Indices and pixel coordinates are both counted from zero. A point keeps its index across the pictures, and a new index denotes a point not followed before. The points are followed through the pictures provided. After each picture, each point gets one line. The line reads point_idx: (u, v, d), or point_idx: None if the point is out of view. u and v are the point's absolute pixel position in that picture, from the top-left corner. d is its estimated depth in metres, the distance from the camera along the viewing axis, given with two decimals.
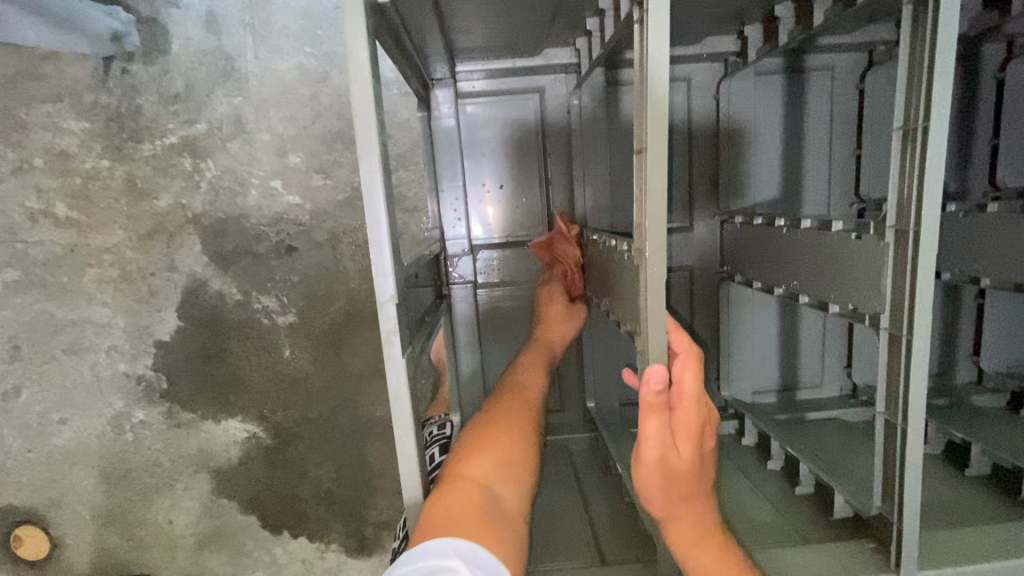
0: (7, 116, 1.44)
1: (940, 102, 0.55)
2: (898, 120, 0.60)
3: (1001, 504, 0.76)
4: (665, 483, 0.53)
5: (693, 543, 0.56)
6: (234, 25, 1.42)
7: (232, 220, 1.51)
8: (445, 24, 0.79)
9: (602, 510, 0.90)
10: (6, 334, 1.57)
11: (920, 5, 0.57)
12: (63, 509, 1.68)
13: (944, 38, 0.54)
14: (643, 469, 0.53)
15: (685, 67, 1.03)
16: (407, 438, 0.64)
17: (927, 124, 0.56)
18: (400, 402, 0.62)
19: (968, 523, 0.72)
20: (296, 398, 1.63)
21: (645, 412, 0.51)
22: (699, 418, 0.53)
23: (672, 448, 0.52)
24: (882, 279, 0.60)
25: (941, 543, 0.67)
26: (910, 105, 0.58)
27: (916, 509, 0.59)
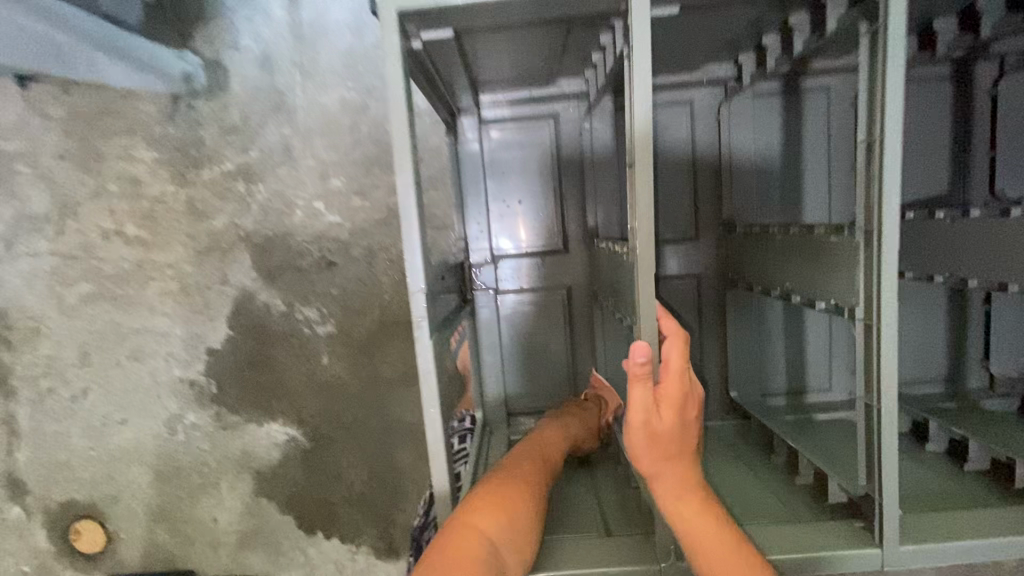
0: (90, 148, 1.64)
1: (891, 117, 0.60)
2: (862, 133, 0.65)
3: (994, 493, 0.77)
4: (649, 443, 0.62)
5: (677, 497, 0.63)
6: (285, 64, 1.59)
7: (279, 238, 1.66)
8: (469, 63, 0.91)
9: (610, 495, 0.94)
10: (78, 341, 1.74)
11: (874, 34, 0.63)
12: (119, 505, 1.83)
13: (892, 62, 0.60)
14: (630, 430, 0.62)
15: (685, 92, 1.11)
16: (433, 412, 0.73)
17: (881, 137, 0.61)
18: (428, 379, 0.72)
19: (960, 507, 0.74)
20: (332, 403, 1.74)
21: (631, 382, 0.60)
22: (681, 390, 0.62)
23: (655, 416, 0.61)
24: (855, 275, 0.66)
25: (930, 523, 0.70)
26: (870, 120, 0.63)
27: (895, 484, 0.65)
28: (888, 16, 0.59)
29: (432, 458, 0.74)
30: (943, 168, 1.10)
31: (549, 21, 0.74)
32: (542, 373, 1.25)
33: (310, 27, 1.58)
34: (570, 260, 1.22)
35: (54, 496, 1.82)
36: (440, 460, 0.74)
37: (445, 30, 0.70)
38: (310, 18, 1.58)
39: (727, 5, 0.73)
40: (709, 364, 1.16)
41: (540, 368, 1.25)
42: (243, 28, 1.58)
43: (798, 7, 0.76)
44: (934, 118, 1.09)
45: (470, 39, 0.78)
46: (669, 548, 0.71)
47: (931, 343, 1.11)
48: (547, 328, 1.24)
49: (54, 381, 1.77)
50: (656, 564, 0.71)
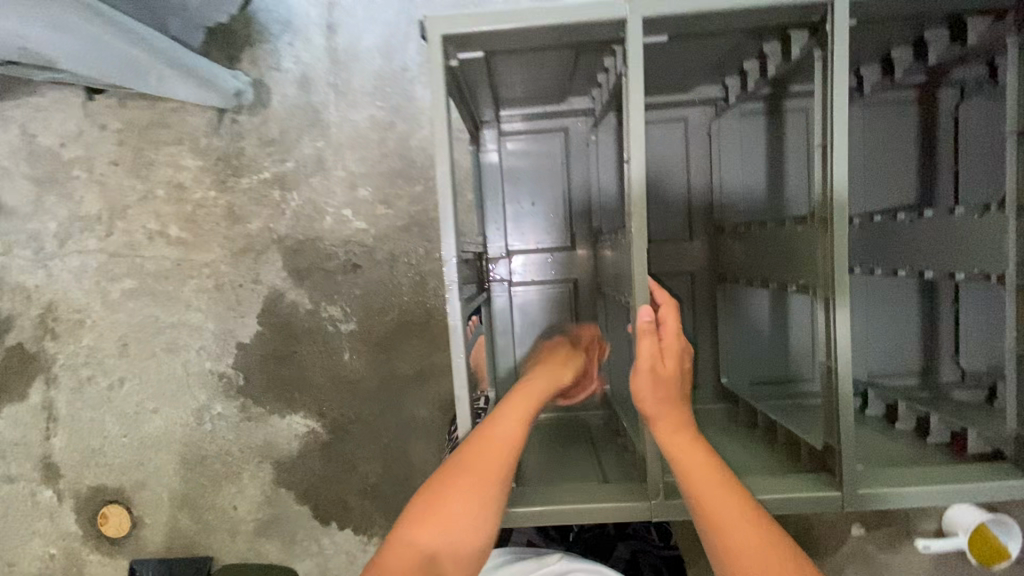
0: (141, 156, 1.79)
1: (839, 128, 0.73)
2: (818, 138, 0.77)
3: (946, 455, 0.89)
4: (654, 385, 0.76)
5: (675, 434, 0.76)
6: (322, 85, 1.76)
7: (309, 241, 1.80)
8: (494, 82, 1.05)
9: (609, 454, 1.05)
10: (118, 333, 1.86)
11: (825, 60, 0.75)
12: (145, 491, 1.91)
13: (839, 85, 0.72)
14: (638, 376, 0.76)
15: (681, 110, 1.25)
16: (461, 360, 0.87)
17: (832, 144, 0.74)
18: (456, 332, 0.86)
19: (915, 465, 0.86)
20: (350, 397, 1.85)
21: (640, 333, 0.75)
22: (678, 343, 0.78)
23: (660, 361, 0.76)
24: (816, 258, 0.79)
25: (887, 474, 0.83)
26: (824, 127, 0.75)
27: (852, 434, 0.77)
28: (836, 45, 0.72)
29: (457, 399, 0.88)
30: (913, 181, 1.23)
31: (561, 46, 0.88)
32: None
33: (345, 51, 1.74)
34: (576, 258, 1.35)
35: (84, 480, 1.90)
36: (463, 404, 0.88)
37: (478, 50, 0.83)
38: (345, 44, 1.74)
39: (710, 34, 0.87)
40: (703, 355, 1.28)
41: None
42: (285, 52, 1.74)
43: (770, 36, 0.89)
44: (901, 137, 1.22)
45: (495, 60, 0.92)
46: (660, 488, 0.81)
47: (906, 339, 1.23)
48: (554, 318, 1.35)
49: (93, 371, 1.87)
50: (647, 501, 0.82)
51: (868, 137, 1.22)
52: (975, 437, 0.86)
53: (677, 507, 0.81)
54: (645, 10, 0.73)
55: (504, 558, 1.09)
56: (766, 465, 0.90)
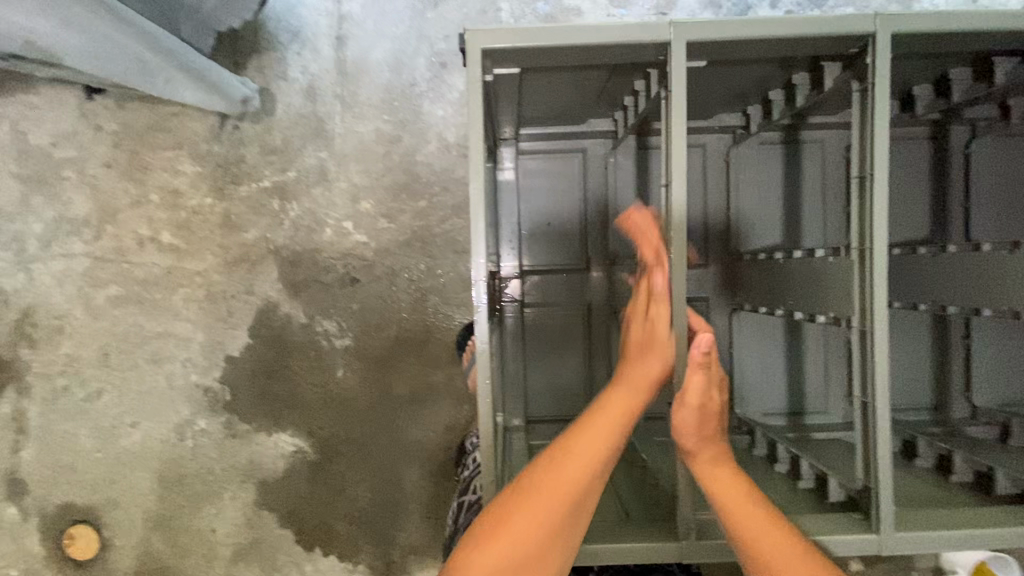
0: (136, 158, 1.70)
1: (879, 159, 0.72)
2: (855, 170, 0.76)
3: (976, 495, 0.87)
4: (698, 422, 0.76)
5: (715, 467, 0.77)
6: (329, 95, 1.69)
7: (307, 253, 1.72)
8: (520, 97, 1.01)
9: (626, 486, 1.01)
10: (99, 342, 1.74)
11: (864, 92, 0.76)
12: (117, 510, 1.78)
13: (881, 116, 0.72)
14: (684, 409, 0.76)
15: (699, 136, 1.24)
16: (484, 383, 0.84)
17: (872, 174, 0.73)
18: (482, 353, 0.84)
19: (949, 505, 0.83)
20: (344, 417, 1.77)
21: (692, 366, 0.74)
22: (721, 374, 0.79)
23: (708, 399, 0.76)
24: (851, 288, 0.78)
25: (923, 515, 0.80)
26: (863, 158, 0.75)
27: (889, 475, 0.74)
28: (876, 77, 0.72)
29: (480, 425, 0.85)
30: (926, 215, 1.24)
31: (595, 66, 0.87)
32: (562, 383, 1.33)
33: (354, 63, 1.68)
34: (591, 279, 1.33)
35: (52, 498, 1.77)
36: (486, 429, 0.84)
37: (514, 67, 0.83)
38: (354, 56, 1.68)
39: (745, 62, 0.87)
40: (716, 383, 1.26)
41: (557, 376, 1.33)
42: (292, 61, 1.68)
43: (800, 67, 0.90)
44: (912, 171, 1.23)
45: (527, 77, 0.90)
46: (690, 527, 0.78)
47: (917, 374, 1.23)
48: (566, 340, 1.34)
49: (70, 381, 1.75)
50: (677, 540, 0.78)
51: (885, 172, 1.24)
52: (1003, 477, 0.84)
53: (709, 547, 0.78)
54: (689, 34, 0.73)
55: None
56: (795, 502, 0.88)
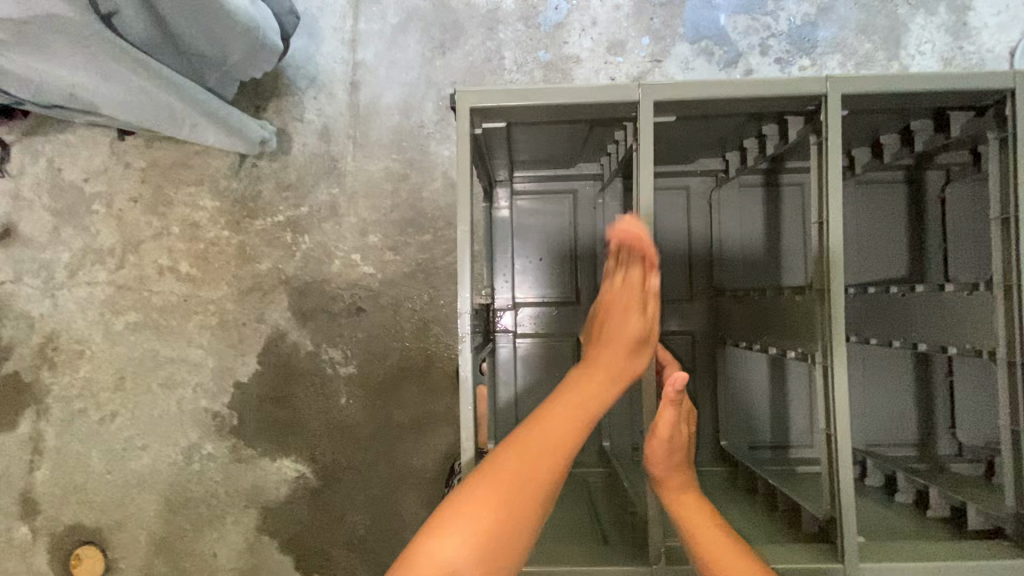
0: (160, 194, 1.82)
1: (833, 208, 0.80)
2: (815, 216, 0.84)
3: (948, 529, 0.89)
4: (667, 453, 0.80)
5: (681, 495, 0.81)
6: (342, 136, 1.80)
7: (316, 283, 1.80)
8: (512, 145, 1.10)
9: (608, 516, 1.05)
10: (116, 366, 1.82)
11: (820, 146, 0.83)
12: (123, 532, 1.82)
13: (834, 170, 0.80)
14: (654, 441, 0.80)
15: (683, 179, 1.31)
16: (466, 411, 0.89)
17: (824, 222, 0.81)
18: (466, 382, 0.90)
19: (917, 538, 0.86)
20: (345, 444, 1.81)
21: (664, 403, 0.78)
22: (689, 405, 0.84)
23: (676, 431, 0.80)
24: (814, 325, 0.84)
25: (891, 547, 0.82)
26: (821, 205, 0.82)
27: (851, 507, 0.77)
28: (828, 133, 0.80)
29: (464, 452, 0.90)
30: (903, 256, 1.31)
31: (575, 120, 0.95)
32: None
33: (366, 106, 1.79)
34: (581, 312, 1.39)
35: (62, 518, 1.82)
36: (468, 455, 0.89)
37: (501, 122, 0.91)
38: (367, 100, 1.79)
39: (716, 116, 0.95)
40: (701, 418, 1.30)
41: None
42: (309, 104, 1.80)
43: (768, 119, 0.98)
44: (890, 214, 1.31)
45: (515, 129, 0.99)
46: (661, 552, 0.81)
47: (902, 411, 1.27)
48: (558, 370, 1.38)
49: (86, 404, 1.82)
50: (648, 565, 0.81)
51: (863, 213, 1.31)
52: (974, 511, 0.86)
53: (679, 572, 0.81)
54: (657, 95, 0.82)
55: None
56: (770, 533, 0.91)
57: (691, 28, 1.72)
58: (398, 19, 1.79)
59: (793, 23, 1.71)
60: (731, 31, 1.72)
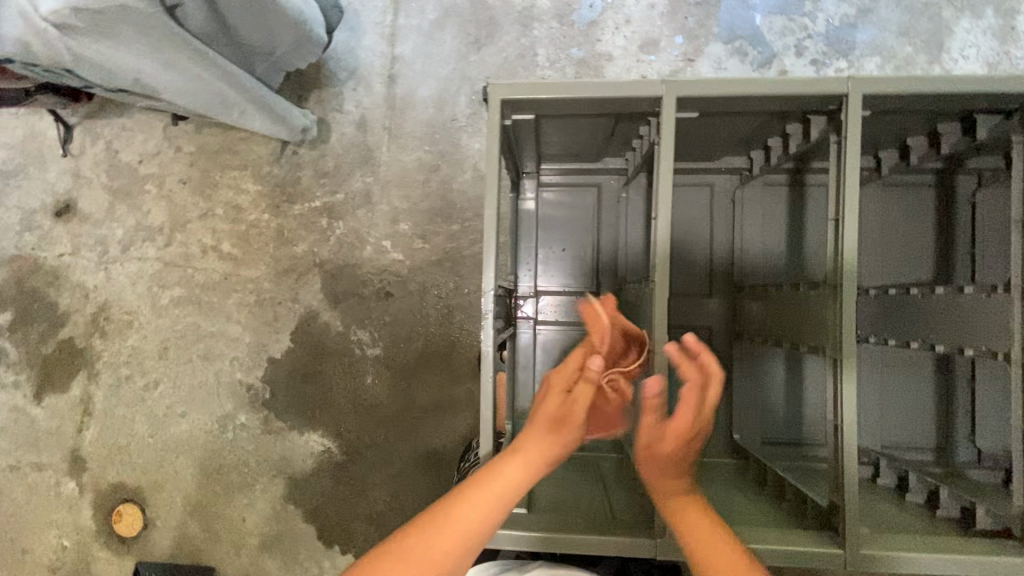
0: (207, 177, 1.93)
1: (851, 205, 0.82)
2: (832, 213, 0.86)
3: (954, 528, 0.90)
4: (654, 462, 0.86)
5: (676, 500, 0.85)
6: (378, 127, 1.87)
7: (348, 267, 1.88)
8: (539, 138, 1.14)
9: (618, 490, 1.13)
10: (160, 337, 1.94)
11: (840, 144, 0.86)
12: (161, 493, 1.94)
13: (853, 168, 0.82)
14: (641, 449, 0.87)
15: (708, 176, 1.34)
16: (488, 390, 0.95)
17: (840, 218, 0.84)
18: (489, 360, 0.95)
19: (920, 532, 0.88)
20: (368, 422, 1.89)
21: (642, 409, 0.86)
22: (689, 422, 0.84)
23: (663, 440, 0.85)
24: (827, 319, 0.87)
25: (893, 538, 0.85)
26: (838, 203, 0.85)
27: (853, 495, 0.82)
28: (848, 132, 0.83)
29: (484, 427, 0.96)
30: (930, 259, 1.30)
31: (600, 115, 0.99)
32: None
33: (402, 99, 1.86)
34: None
35: (107, 477, 1.95)
36: (488, 429, 0.96)
37: (530, 114, 0.96)
38: (403, 93, 1.86)
39: (739, 113, 0.97)
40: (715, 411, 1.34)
41: None
42: (348, 96, 1.87)
43: (793, 118, 1.01)
44: (918, 217, 1.31)
45: (543, 122, 1.03)
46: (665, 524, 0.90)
47: (920, 415, 1.28)
48: None
49: (132, 371, 1.95)
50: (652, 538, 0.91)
51: (889, 216, 1.32)
52: (984, 512, 0.88)
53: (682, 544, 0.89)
54: (680, 91, 0.85)
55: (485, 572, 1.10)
56: (777, 520, 0.94)
57: (725, 28, 1.73)
58: (436, 15, 1.85)
59: (830, 25, 1.70)
60: (766, 32, 1.71)
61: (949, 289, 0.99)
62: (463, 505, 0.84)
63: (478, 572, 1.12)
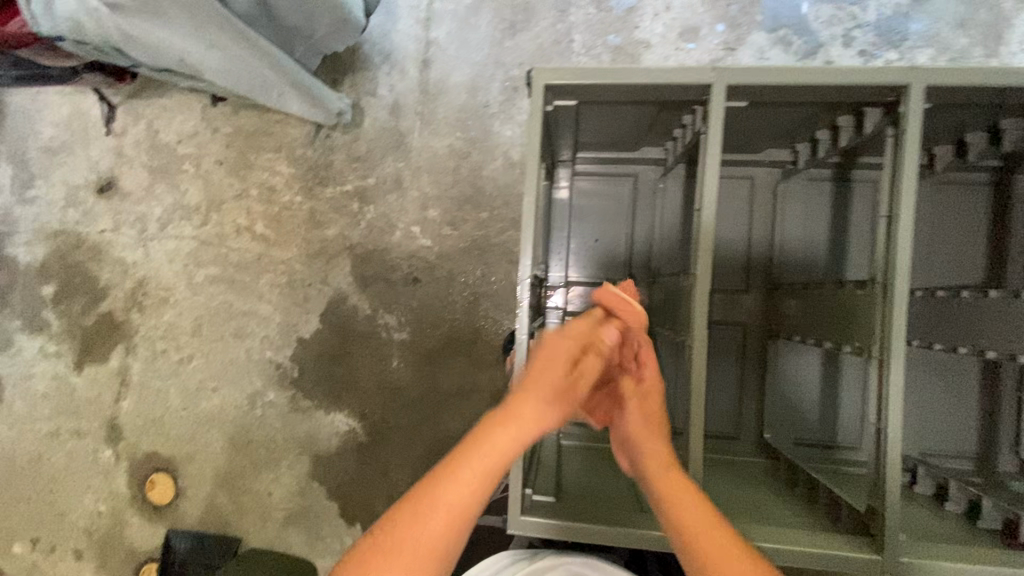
0: (243, 158, 1.96)
1: (907, 201, 0.79)
2: (885, 210, 0.83)
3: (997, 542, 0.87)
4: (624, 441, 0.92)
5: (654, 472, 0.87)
6: (411, 112, 1.87)
7: (378, 251, 1.90)
8: (578, 125, 1.12)
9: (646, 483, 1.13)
10: (195, 314, 2.00)
11: (898, 138, 0.83)
12: (192, 464, 2.01)
13: (910, 164, 0.79)
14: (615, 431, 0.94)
15: (749, 169, 1.31)
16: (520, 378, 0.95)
17: (894, 215, 0.81)
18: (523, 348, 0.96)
19: (960, 544, 0.85)
20: (393, 405, 1.91)
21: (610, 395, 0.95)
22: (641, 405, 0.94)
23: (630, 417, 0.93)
24: (874, 319, 0.84)
25: (932, 548, 0.82)
26: (892, 199, 0.82)
27: (894, 501, 0.80)
28: (907, 125, 0.80)
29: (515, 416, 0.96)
30: (980, 261, 1.26)
31: (643, 102, 0.97)
32: None
33: (436, 84, 1.85)
34: None
35: (141, 446, 2.03)
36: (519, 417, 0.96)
37: (572, 100, 0.94)
38: (437, 78, 1.85)
39: (789, 103, 0.94)
40: (745, 409, 1.32)
41: None
42: (382, 80, 1.88)
43: (845, 110, 0.97)
44: (969, 218, 1.26)
45: (584, 109, 1.02)
46: None
47: (962, 421, 1.26)
48: None
49: (168, 345, 2.01)
50: None
51: (939, 216, 1.28)
52: None
53: None
54: (730, 79, 0.83)
55: (501, 560, 1.05)
56: (811, 522, 0.92)
57: (770, 16, 1.67)
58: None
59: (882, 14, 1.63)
60: (813, 21, 1.65)
61: (1004, 292, 0.95)
62: (453, 474, 0.82)
63: (488, 564, 1.05)
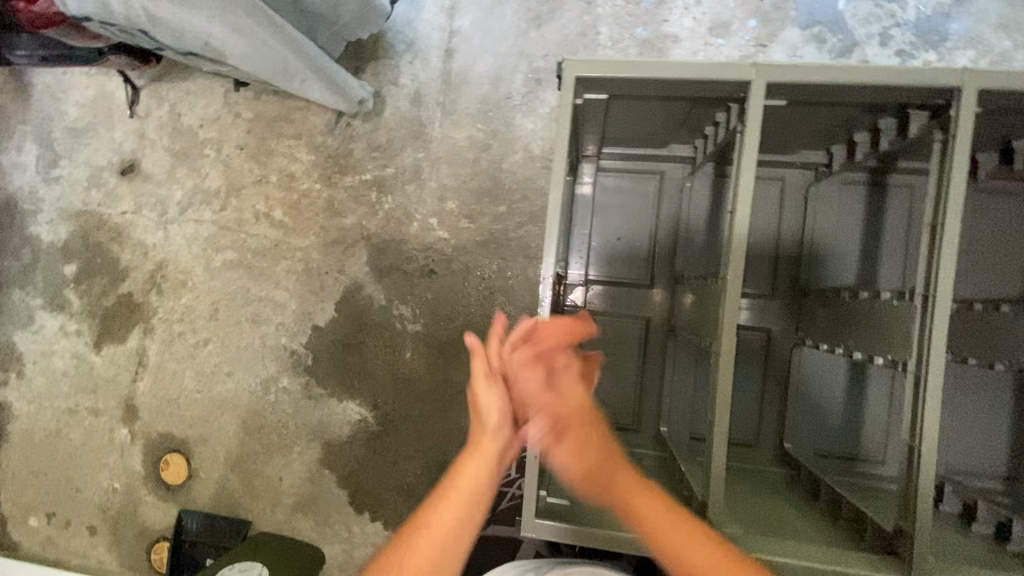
0: (264, 144, 1.95)
1: (953, 210, 0.76)
2: (928, 218, 0.80)
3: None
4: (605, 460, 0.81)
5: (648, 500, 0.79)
6: (432, 102, 1.85)
7: (395, 241, 1.89)
8: (606, 120, 1.10)
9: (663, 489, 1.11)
10: (212, 298, 2.01)
11: (945, 142, 0.79)
12: (205, 446, 2.03)
13: (957, 171, 0.76)
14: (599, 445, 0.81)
15: (780, 170, 1.27)
16: None
17: (938, 225, 0.78)
18: None
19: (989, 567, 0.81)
20: (404, 396, 1.91)
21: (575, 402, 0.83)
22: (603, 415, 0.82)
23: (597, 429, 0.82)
24: (910, 332, 0.81)
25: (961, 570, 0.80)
26: (936, 208, 0.79)
27: (925, 522, 0.77)
28: (956, 129, 0.76)
29: None
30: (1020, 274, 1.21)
31: (676, 98, 0.94)
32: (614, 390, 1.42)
33: (458, 74, 1.83)
34: (653, 296, 1.39)
35: (156, 426, 2.05)
36: None
37: (602, 94, 0.92)
38: (459, 68, 1.83)
39: (828, 104, 0.91)
40: (765, 417, 1.30)
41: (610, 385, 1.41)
42: (404, 69, 1.86)
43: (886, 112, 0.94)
44: (1010, 229, 1.22)
45: (614, 103, 0.99)
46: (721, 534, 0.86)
47: (992, 438, 1.23)
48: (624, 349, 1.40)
49: (185, 328, 2.03)
50: None
51: (978, 225, 1.23)
52: None
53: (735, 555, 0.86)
54: (769, 76, 0.80)
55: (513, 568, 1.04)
56: (834, 539, 0.90)
57: (804, 12, 1.61)
58: None
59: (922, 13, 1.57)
60: (849, 19, 1.60)
61: None
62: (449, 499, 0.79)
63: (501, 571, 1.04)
